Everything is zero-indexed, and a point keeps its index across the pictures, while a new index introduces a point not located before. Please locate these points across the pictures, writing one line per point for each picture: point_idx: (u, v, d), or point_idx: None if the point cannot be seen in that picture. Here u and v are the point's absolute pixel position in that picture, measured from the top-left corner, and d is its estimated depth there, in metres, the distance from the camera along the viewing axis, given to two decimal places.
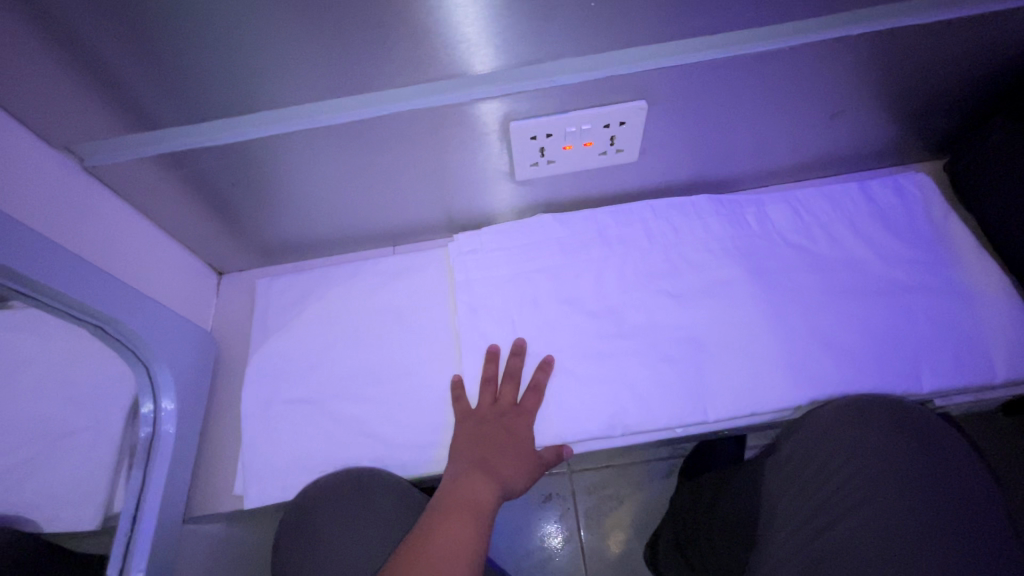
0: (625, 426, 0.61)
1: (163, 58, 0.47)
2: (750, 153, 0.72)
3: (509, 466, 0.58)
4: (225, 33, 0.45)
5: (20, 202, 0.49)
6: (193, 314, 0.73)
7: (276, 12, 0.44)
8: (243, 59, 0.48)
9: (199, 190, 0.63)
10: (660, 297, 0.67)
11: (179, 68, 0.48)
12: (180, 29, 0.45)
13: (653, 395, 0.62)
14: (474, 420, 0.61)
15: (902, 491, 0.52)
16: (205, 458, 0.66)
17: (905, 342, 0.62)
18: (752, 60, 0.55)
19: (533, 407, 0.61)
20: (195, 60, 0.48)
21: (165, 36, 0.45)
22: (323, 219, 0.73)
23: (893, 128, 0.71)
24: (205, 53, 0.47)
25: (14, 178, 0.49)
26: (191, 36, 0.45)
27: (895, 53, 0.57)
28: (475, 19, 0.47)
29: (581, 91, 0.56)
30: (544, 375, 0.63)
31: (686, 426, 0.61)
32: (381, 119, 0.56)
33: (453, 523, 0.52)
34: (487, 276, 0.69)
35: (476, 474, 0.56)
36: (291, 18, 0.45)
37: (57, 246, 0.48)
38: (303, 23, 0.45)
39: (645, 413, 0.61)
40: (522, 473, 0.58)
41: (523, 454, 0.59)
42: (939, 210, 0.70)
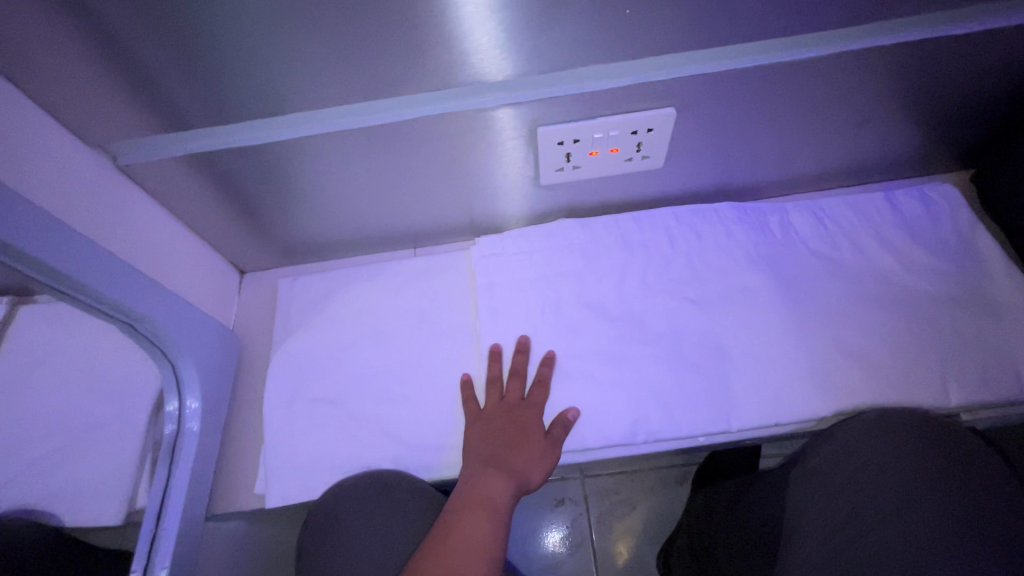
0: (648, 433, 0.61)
1: (199, 59, 0.48)
2: (775, 161, 0.71)
3: (526, 460, 0.57)
4: (260, 35, 0.46)
5: (54, 199, 0.50)
6: (216, 313, 0.73)
7: (315, 14, 0.45)
8: (276, 60, 0.48)
9: (227, 188, 0.64)
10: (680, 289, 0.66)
11: (214, 69, 0.49)
12: (218, 29, 0.45)
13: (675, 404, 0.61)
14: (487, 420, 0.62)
15: (928, 503, 0.50)
16: (226, 456, 0.66)
17: (931, 355, 0.62)
18: (783, 68, 0.55)
19: (541, 399, 0.61)
20: (232, 62, 0.48)
21: (201, 36, 0.46)
22: (345, 220, 0.73)
23: (920, 138, 0.70)
24: (242, 54, 0.47)
25: (48, 178, 0.50)
26: (226, 37, 0.46)
27: (928, 62, 0.57)
28: (511, 24, 0.47)
29: (610, 97, 0.56)
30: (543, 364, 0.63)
31: (709, 436, 0.61)
32: (409, 123, 0.57)
33: (468, 521, 0.52)
34: (508, 279, 0.69)
35: (492, 472, 0.56)
36: (329, 22, 0.45)
37: (89, 243, 0.48)
38: (337, 24, 0.46)
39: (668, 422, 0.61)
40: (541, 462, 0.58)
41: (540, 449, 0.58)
42: (967, 222, 0.69)
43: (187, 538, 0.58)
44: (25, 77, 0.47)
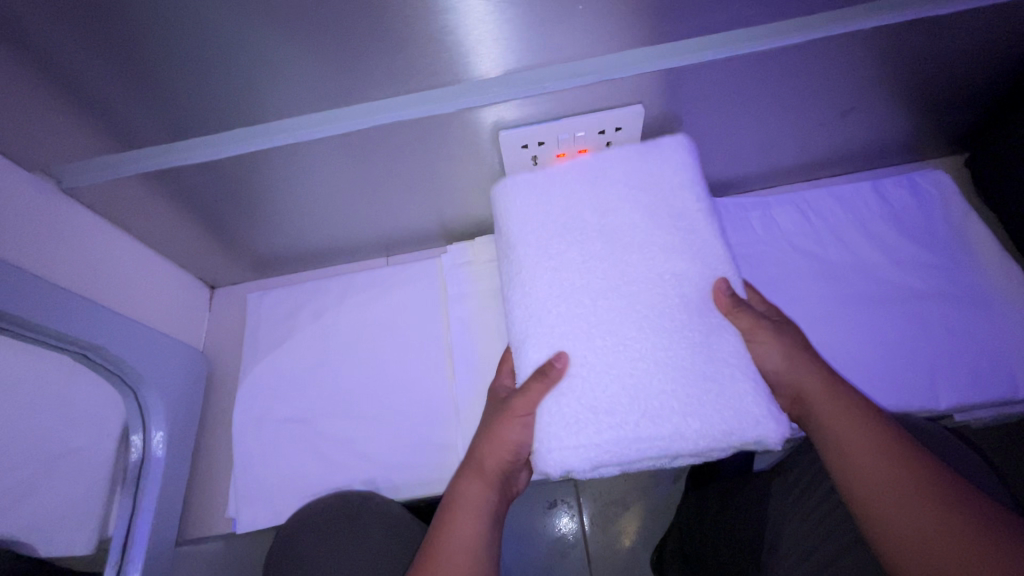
0: (668, 454, 0.46)
1: (137, 73, 0.46)
2: (756, 153, 0.68)
3: (493, 447, 0.50)
4: (198, 48, 0.44)
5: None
6: (185, 331, 0.71)
7: (251, 25, 0.42)
8: (220, 73, 0.46)
9: (183, 204, 0.61)
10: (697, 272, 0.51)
11: (154, 83, 0.47)
12: (153, 45, 0.43)
13: (708, 408, 0.45)
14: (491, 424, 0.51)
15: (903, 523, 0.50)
16: (200, 478, 0.65)
17: (920, 355, 0.59)
18: (754, 59, 0.52)
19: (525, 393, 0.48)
20: (171, 77, 0.46)
21: (137, 50, 0.43)
22: (312, 232, 0.71)
23: (907, 124, 0.66)
24: (181, 69, 0.45)
25: None
26: (162, 50, 0.44)
27: (908, 48, 0.54)
28: (460, 24, 0.45)
29: (573, 97, 0.53)
30: (545, 379, 0.47)
31: (741, 445, 0.46)
32: (366, 134, 0.54)
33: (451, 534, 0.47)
34: (479, 287, 0.66)
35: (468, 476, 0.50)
36: (267, 32, 0.43)
37: (31, 274, 0.46)
38: (277, 37, 0.44)
39: (703, 430, 0.45)
40: (507, 440, 0.49)
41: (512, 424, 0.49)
42: (958, 210, 0.65)
43: (158, 566, 0.57)
44: None
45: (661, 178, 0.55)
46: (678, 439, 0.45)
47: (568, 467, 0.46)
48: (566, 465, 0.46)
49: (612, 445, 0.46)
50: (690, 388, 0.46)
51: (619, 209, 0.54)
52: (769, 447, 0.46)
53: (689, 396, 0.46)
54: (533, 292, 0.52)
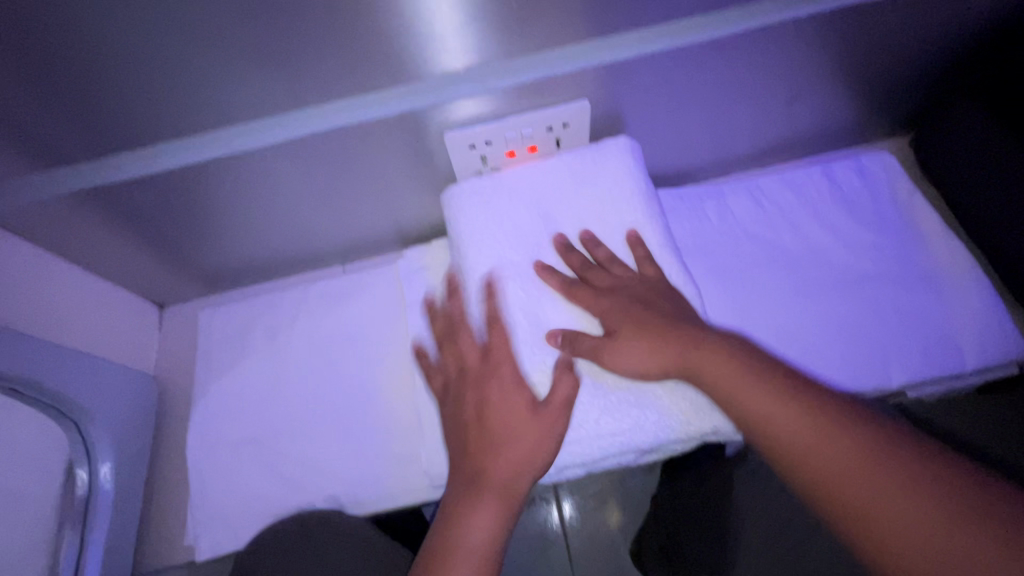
0: (631, 449, 0.49)
1: (51, 81, 0.43)
2: (707, 142, 0.69)
3: (510, 461, 0.48)
4: (116, 52, 0.41)
5: None
6: (132, 355, 0.68)
7: (167, 31, 0.40)
8: (143, 78, 0.44)
9: (119, 222, 0.58)
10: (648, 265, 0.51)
11: (72, 92, 0.44)
12: (64, 54, 0.40)
13: (663, 399, 0.48)
14: (511, 419, 0.49)
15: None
16: (156, 507, 0.62)
17: (872, 335, 0.60)
18: (694, 50, 0.52)
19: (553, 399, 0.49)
20: (89, 88, 0.43)
21: (48, 56, 0.41)
22: (262, 243, 0.68)
23: (851, 107, 0.67)
24: (98, 79, 0.43)
25: None
26: (77, 55, 0.41)
27: (844, 33, 0.54)
28: (393, 24, 0.43)
29: (517, 95, 0.52)
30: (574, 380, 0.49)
31: (702, 439, 0.49)
32: (307, 141, 0.52)
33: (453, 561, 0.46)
34: (437, 291, 0.65)
35: (476, 500, 0.48)
36: (185, 37, 0.41)
37: None
38: (198, 43, 0.41)
39: (659, 420, 0.48)
40: (522, 458, 0.48)
41: (531, 432, 0.48)
42: (904, 191, 0.67)
43: None
44: None
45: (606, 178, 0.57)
46: (637, 430, 0.48)
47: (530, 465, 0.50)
48: None
49: (573, 442, 0.49)
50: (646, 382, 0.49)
51: None
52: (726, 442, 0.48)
53: (644, 390, 0.49)
54: (492, 303, 0.53)
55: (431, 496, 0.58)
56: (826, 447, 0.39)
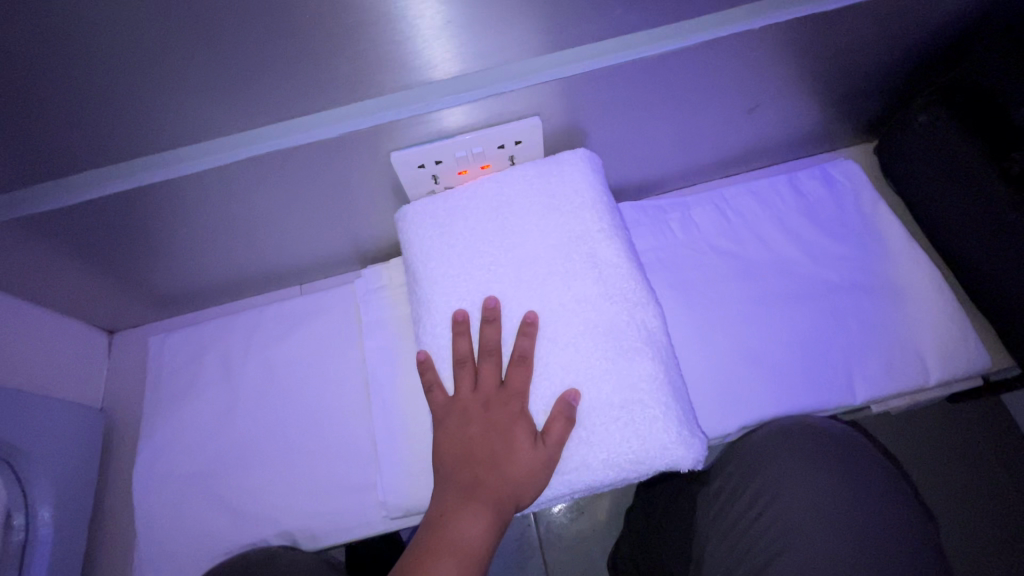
0: (582, 485, 0.48)
1: None
2: (668, 154, 0.67)
3: (512, 468, 0.46)
4: (36, 75, 0.39)
5: None
6: (78, 385, 0.65)
7: (94, 54, 0.39)
8: (68, 100, 0.42)
9: (54, 250, 0.56)
10: (603, 289, 0.50)
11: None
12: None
13: (614, 437, 0.47)
14: (510, 438, 0.47)
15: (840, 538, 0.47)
16: (103, 547, 0.60)
17: (836, 349, 0.59)
18: (644, 65, 0.51)
19: (551, 435, 0.46)
20: (20, 112, 0.42)
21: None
22: (213, 266, 0.66)
23: (812, 116, 0.67)
24: (27, 103, 0.41)
25: None
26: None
27: (797, 45, 0.54)
28: (329, 43, 0.42)
29: (465, 113, 0.51)
30: (564, 426, 0.46)
31: (656, 469, 0.48)
32: (249, 163, 0.51)
33: (437, 564, 0.44)
34: (393, 314, 0.63)
35: (468, 505, 0.46)
36: (113, 59, 0.40)
37: None
38: (127, 66, 0.40)
39: (608, 459, 0.47)
40: (524, 468, 0.46)
41: (527, 449, 0.46)
42: (867, 200, 0.66)
43: None
44: None
45: (560, 196, 0.53)
46: (585, 470, 0.47)
47: None
48: None
49: None
50: (598, 418, 0.47)
51: (524, 232, 0.53)
52: (680, 467, 0.47)
53: (595, 426, 0.47)
54: (442, 332, 0.51)
55: (388, 526, 0.56)
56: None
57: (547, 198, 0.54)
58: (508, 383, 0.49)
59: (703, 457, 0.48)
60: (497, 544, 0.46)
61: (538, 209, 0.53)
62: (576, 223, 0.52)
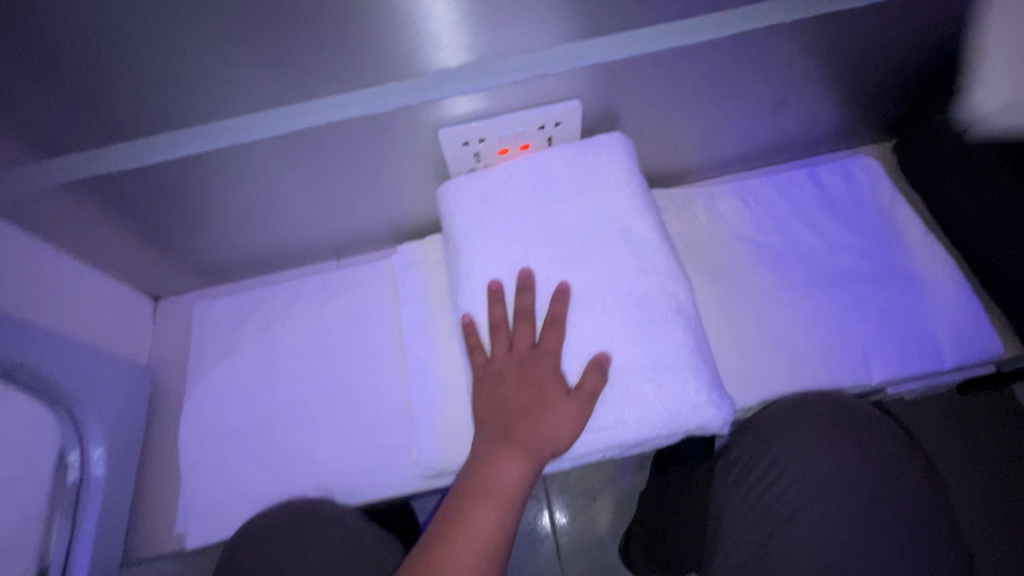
0: (614, 443, 0.50)
1: (61, 67, 0.44)
2: (696, 144, 0.70)
3: (547, 423, 0.49)
4: (118, 40, 0.42)
5: None
6: (127, 345, 0.69)
7: (173, 17, 0.41)
8: (142, 64, 0.44)
9: (116, 213, 0.59)
10: (637, 260, 0.53)
11: (73, 79, 0.45)
12: (76, 37, 0.41)
13: (647, 397, 0.49)
14: (547, 391, 0.50)
15: (856, 507, 0.50)
16: (147, 498, 0.63)
17: (855, 332, 0.62)
18: (681, 52, 0.53)
19: (588, 388, 0.49)
20: (101, 74, 0.45)
21: (49, 40, 0.41)
22: (258, 237, 0.69)
23: (835, 112, 0.69)
24: (108, 66, 0.44)
25: None
26: (77, 39, 0.42)
27: (825, 40, 0.56)
28: (392, 18, 0.45)
29: (510, 92, 0.54)
30: (595, 378, 0.49)
31: (685, 429, 0.50)
32: (306, 134, 0.53)
33: (473, 504, 0.47)
34: (429, 285, 0.65)
35: (504, 449, 0.49)
36: (190, 23, 0.42)
37: None
38: (202, 28, 0.43)
39: (640, 418, 0.49)
40: (557, 422, 0.49)
41: (561, 401, 0.49)
42: (886, 193, 0.69)
43: None
44: None
45: (596, 174, 0.57)
46: (619, 428, 0.50)
47: None
48: None
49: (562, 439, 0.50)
50: (631, 379, 0.49)
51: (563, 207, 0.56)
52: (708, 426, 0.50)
53: (629, 388, 0.49)
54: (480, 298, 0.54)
55: (422, 485, 0.58)
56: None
57: (584, 177, 0.57)
58: (542, 344, 0.52)
59: (729, 419, 0.51)
60: (530, 492, 0.49)
61: (576, 187, 0.56)
62: (612, 202, 0.55)
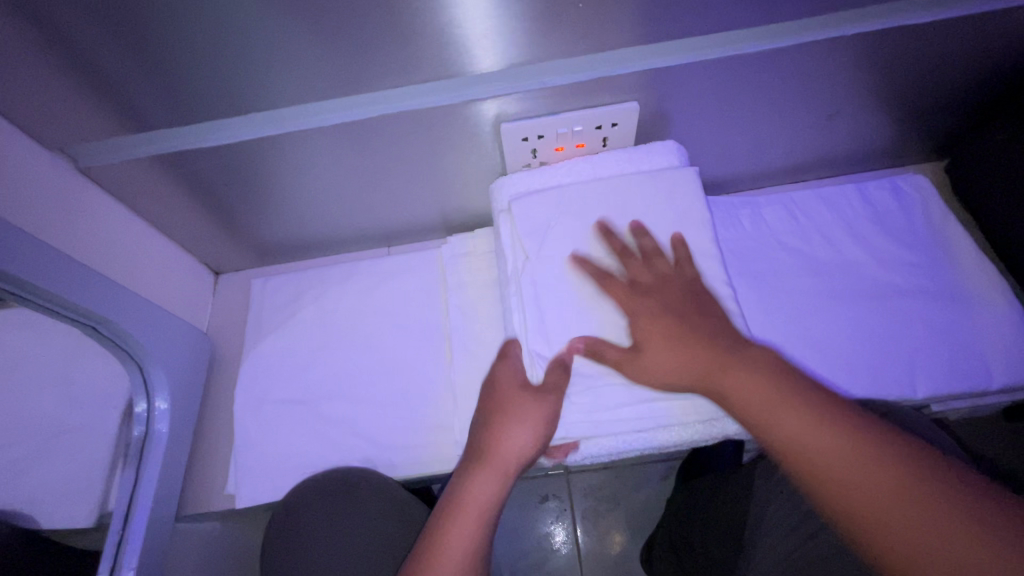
0: (652, 438, 0.52)
1: (153, 55, 0.47)
2: (745, 154, 0.71)
3: (506, 442, 0.51)
4: (207, 32, 0.45)
5: (29, 214, 0.52)
6: (189, 314, 0.74)
7: (259, 12, 0.44)
8: (225, 53, 0.47)
9: (193, 191, 0.63)
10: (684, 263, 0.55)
11: (164, 67, 0.48)
12: (169, 27, 0.44)
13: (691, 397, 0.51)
14: (520, 402, 0.52)
15: None
16: (201, 459, 0.67)
17: (901, 346, 0.62)
18: (745, 61, 0.54)
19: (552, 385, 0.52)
20: (187, 61, 0.47)
21: (146, 31, 0.44)
22: (315, 222, 0.73)
23: (889, 129, 0.69)
24: (192, 54, 0.47)
25: (28, 195, 0.52)
26: (167, 30, 0.44)
27: (888, 57, 0.56)
28: (467, 17, 0.46)
29: (573, 92, 0.55)
30: (565, 380, 0.52)
31: (724, 428, 0.52)
32: (375, 123, 0.56)
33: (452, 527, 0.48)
34: (479, 274, 0.68)
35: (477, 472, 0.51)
36: (272, 16, 0.44)
37: (58, 255, 0.49)
38: (282, 21, 0.45)
39: (680, 417, 0.51)
40: (522, 438, 0.51)
41: (527, 413, 0.51)
42: (936, 212, 0.69)
43: (159, 542, 0.58)
44: None
45: (650, 180, 0.60)
46: (662, 427, 0.52)
47: (557, 454, 0.53)
48: (555, 452, 0.53)
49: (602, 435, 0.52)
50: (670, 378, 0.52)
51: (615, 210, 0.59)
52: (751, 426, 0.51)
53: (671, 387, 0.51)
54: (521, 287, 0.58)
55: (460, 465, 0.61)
56: (814, 430, 0.42)
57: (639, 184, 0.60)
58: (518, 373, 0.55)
59: None
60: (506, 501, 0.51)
61: (629, 188, 0.59)
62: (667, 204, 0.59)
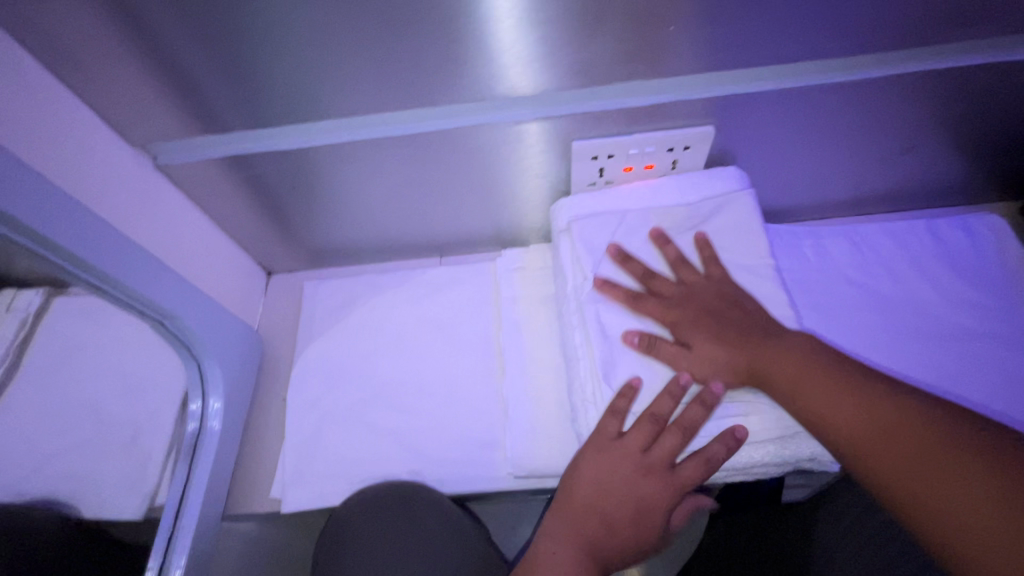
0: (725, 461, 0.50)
1: (242, 63, 0.48)
2: (812, 184, 0.70)
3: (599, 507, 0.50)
4: (299, 41, 0.46)
5: (110, 208, 0.53)
6: (242, 312, 0.74)
7: (352, 22, 0.44)
8: (313, 64, 0.48)
9: (259, 193, 0.64)
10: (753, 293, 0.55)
11: (251, 76, 0.49)
12: (263, 36, 0.45)
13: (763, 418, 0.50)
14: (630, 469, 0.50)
15: None
16: (246, 458, 0.67)
17: (978, 392, 0.58)
18: (830, 91, 0.53)
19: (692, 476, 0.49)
20: (274, 70, 0.48)
21: (241, 40, 0.45)
22: (373, 229, 0.73)
23: (966, 167, 0.67)
24: (281, 63, 0.48)
25: (111, 189, 0.53)
26: (261, 39, 0.45)
27: (976, 93, 0.55)
28: (556, 35, 0.46)
29: (650, 113, 0.55)
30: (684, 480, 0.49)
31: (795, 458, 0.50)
32: (447, 134, 0.56)
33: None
34: (535, 291, 0.67)
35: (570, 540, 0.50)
36: (364, 27, 0.45)
37: (134, 251, 0.50)
38: (374, 34, 0.45)
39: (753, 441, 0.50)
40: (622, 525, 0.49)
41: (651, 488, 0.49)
42: (1014, 254, 0.66)
43: (204, 540, 0.58)
44: (80, 81, 0.49)
45: (717, 206, 0.60)
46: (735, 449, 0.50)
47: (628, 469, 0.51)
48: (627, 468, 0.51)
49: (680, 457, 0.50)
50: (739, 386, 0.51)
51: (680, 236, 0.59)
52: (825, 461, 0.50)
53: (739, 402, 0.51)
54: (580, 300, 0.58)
55: (510, 485, 0.59)
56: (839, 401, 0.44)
57: (708, 214, 0.60)
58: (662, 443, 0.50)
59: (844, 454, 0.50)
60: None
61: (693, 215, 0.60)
62: (733, 234, 0.59)
